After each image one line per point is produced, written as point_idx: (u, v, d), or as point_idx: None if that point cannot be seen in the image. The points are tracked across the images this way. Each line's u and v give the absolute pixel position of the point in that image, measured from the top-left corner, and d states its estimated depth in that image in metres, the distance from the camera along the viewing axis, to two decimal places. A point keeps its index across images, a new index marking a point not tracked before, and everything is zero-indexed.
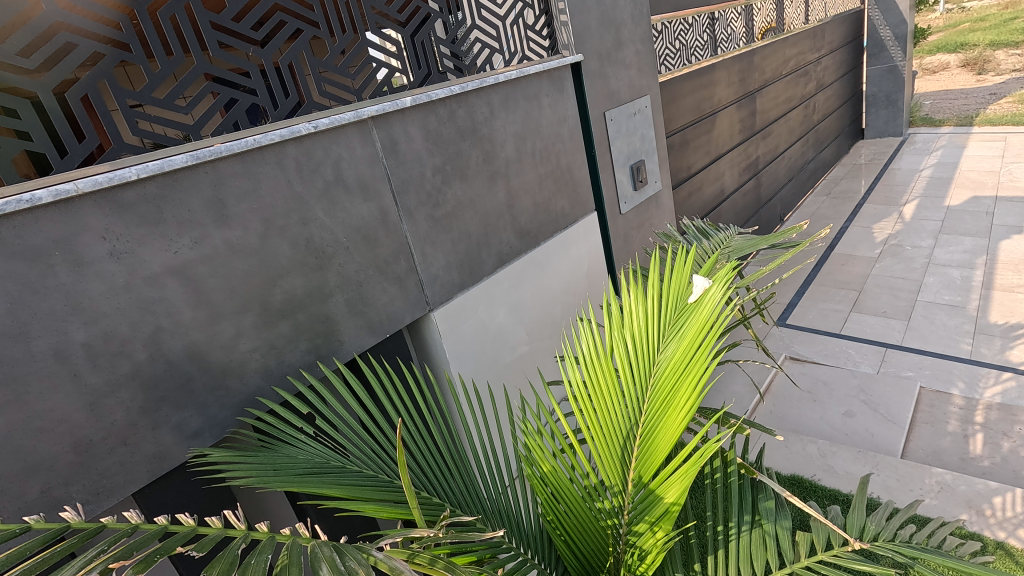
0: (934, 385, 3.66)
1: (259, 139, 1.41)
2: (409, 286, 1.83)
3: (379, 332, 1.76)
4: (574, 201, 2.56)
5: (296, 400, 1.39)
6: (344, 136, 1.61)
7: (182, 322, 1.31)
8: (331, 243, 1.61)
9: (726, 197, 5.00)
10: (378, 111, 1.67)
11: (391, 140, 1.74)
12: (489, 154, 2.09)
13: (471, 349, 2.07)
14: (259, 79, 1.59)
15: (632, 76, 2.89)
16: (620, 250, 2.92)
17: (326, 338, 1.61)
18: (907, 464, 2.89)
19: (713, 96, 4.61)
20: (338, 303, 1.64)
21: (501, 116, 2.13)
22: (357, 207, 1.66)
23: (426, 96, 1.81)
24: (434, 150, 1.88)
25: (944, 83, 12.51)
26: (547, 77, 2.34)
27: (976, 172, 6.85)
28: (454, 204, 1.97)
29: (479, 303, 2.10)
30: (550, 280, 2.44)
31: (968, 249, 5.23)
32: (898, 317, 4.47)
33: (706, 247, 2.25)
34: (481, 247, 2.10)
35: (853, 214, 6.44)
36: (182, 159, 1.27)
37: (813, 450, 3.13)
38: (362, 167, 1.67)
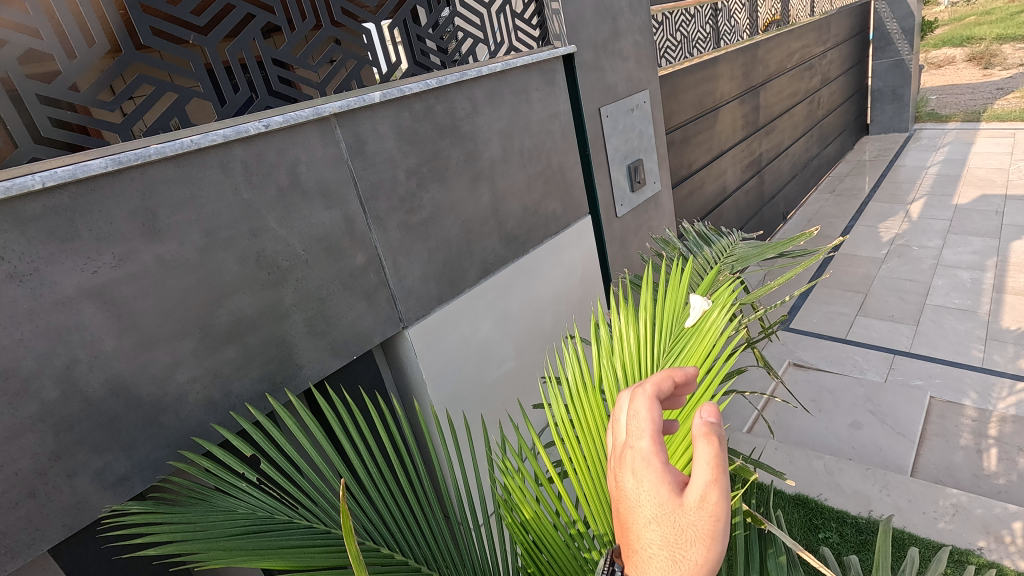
0: (945, 395, 3.49)
1: (197, 140, 1.22)
2: (379, 302, 1.66)
3: (344, 354, 1.58)
4: (567, 204, 2.37)
5: (239, 441, 1.24)
6: (302, 134, 1.43)
7: (103, 352, 1.14)
8: (287, 256, 1.43)
9: (728, 196, 4.81)
10: (342, 107, 1.49)
11: (358, 139, 1.56)
12: (472, 153, 1.90)
13: (451, 368, 1.89)
14: (200, 71, 1.38)
15: (630, 68, 2.70)
16: (616, 254, 2.75)
17: (282, 363, 1.44)
18: (920, 484, 2.72)
19: (715, 90, 4.42)
20: (296, 323, 1.46)
21: (486, 112, 1.94)
22: (317, 214, 1.48)
23: (399, 91, 1.62)
24: (408, 150, 1.70)
25: (949, 78, 12.31)
26: (537, 70, 2.14)
27: (985, 169, 6.66)
28: (432, 208, 1.79)
29: (460, 317, 1.92)
30: (540, 289, 2.26)
31: (978, 250, 5.05)
32: (907, 321, 4.30)
33: (707, 255, 2.06)
34: (463, 255, 1.91)
35: (859, 213, 6.26)
36: (99, 164, 1.09)
37: (818, 466, 2.95)
38: (324, 170, 1.48)
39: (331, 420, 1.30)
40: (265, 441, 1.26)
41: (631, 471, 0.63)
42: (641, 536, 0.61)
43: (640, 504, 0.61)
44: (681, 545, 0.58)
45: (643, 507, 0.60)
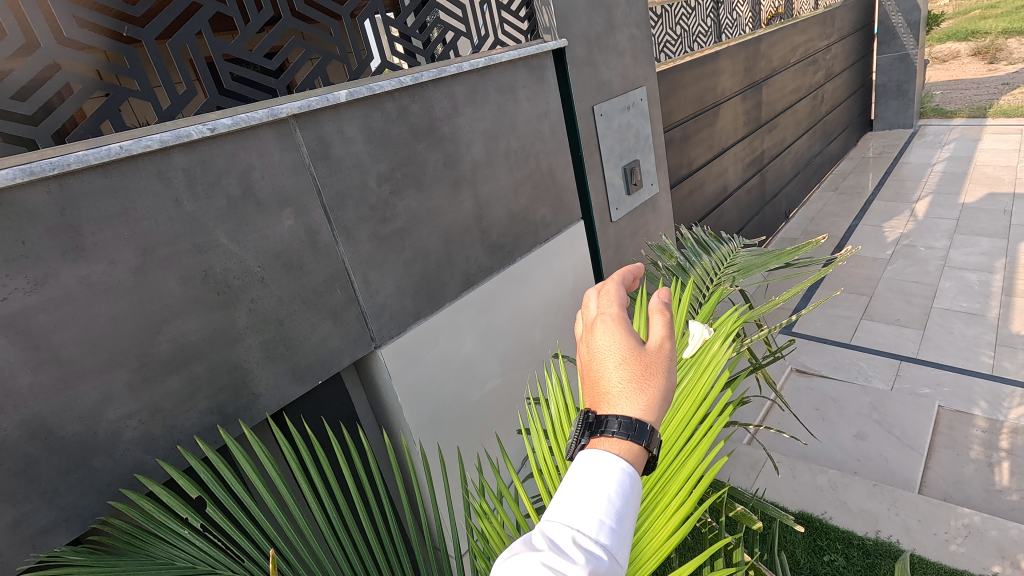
0: (953, 405, 3.35)
1: (127, 146, 1.08)
2: (347, 321, 1.52)
3: (307, 379, 1.44)
4: (557, 209, 2.23)
5: (184, 480, 1.09)
6: (256, 138, 1.28)
7: (18, 389, 0.99)
8: (240, 274, 1.28)
9: (729, 195, 4.66)
10: (302, 107, 1.34)
11: (322, 144, 1.41)
12: (452, 157, 1.75)
13: (429, 389, 1.75)
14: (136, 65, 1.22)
15: (626, 64, 2.55)
16: (610, 261, 2.60)
17: (234, 392, 1.30)
18: (931, 503, 2.58)
19: (716, 86, 4.26)
20: (250, 348, 1.32)
21: (467, 111, 1.79)
22: (274, 227, 1.34)
23: (368, 89, 1.48)
24: (379, 154, 1.55)
25: (954, 72, 12.11)
26: (525, 66, 1.99)
27: (992, 167, 6.50)
28: (406, 217, 1.64)
29: (440, 334, 1.77)
30: (530, 300, 2.12)
31: (986, 251, 4.89)
32: (913, 326, 4.15)
33: (707, 265, 1.91)
34: (442, 267, 1.77)
35: (863, 211, 6.09)
36: (6, 175, 0.95)
37: (823, 482, 2.81)
38: (281, 178, 1.34)
39: (292, 455, 1.16)
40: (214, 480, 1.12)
41: (596, 331, 0.77)
42: (602, 378, 0.74)
43: (605, 351, 0.75)
44: (638, 377, 0.72)
45: (607, 353, 0.74)
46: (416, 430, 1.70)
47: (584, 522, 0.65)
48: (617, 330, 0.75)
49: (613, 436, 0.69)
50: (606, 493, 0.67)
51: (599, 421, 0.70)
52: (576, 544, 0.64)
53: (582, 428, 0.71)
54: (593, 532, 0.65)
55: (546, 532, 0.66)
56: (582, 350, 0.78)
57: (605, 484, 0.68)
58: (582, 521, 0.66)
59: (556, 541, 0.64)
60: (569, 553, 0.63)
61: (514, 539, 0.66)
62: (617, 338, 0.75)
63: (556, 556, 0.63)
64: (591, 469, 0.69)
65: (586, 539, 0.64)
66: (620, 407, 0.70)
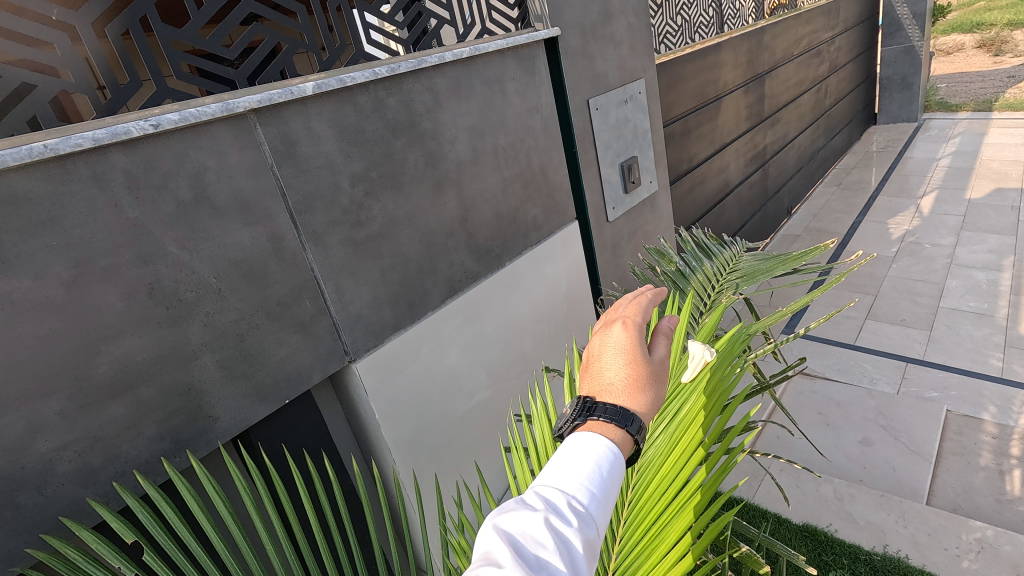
0: (962, 409, 3.14)
1: (53, 145, 0.95)
2: (317, 334, 1.39)
3: (273, 399, 1.33)
4: (550, 209, 2.10)
5: (117, 523, 0.97)
6: (209, 136, 1.16)
7: None
8: (193, 286, 1.16)
9: (730, 191, 4.53)
10: (262, 101, 1.22)
11: (287, 141, 1.29)
12: (434, 154, 1.63)
13: (410, 406, 1.62)
14: (69, 54, 1.09)
15: (623, 55, 2.41)
16: (607, 263, 2.48)
17: (189, 416, 1.18)
18: (940, 515, 2.46)
19: (718, 79, 4.12)
20: (206, 367, 1.20)
21: (451, 105, 1.66)
22: (232, 234, 1.21)
23: (338, 80, 1.35)
24: (352, 152, 1.42)
25: (959, 65, 11.92)
26: (514, 56, 1.86)
27: (999, 162, 6.35)
28: (383, 220, 1.52)
29: (421, 345, 1.65)
30: (519, 307, 1.99)
31: (994, 248, 4.70)
32: (919, 326, 3.96)
33: (708, 270, 1.79)
34: (424, 273, 1.65)
35: (867, 207, 5.94)
36: None
37: (828, 492, 2.67)
38: (240, 179, 1.21)
39: (245, 490, 1.04)
40: (154, 521, 1.00)
41: (609, 332, 0.90)
42: (603, 371, 0.86)
43: (612, 348, 0.87)
44: (633, 376, 0.83)
45: (614, 350, 0.87)
46: (395, 450, 1.58)
47: (578, 488, 0.71)
48: (627, 333, 0.88)
49: (603, 419, 0.78)
50: (595, 466, 0.73)
51: (590, 407, 0.80)
52: (572, 507, 0.69)
53: (576, 408, 0.81)
54: (586, 499, 0.70)
55: (544, 492, 0.70)
56: (592, 348, 0.91)
57: (596, 457, 0.74)
58: (576, 488, 0.71)
59: (554, 501, 0.69)
60: (564, 514, 0.68)
61: (509, 498, 0.70)
62: (625, 340, 0.88)
63: (554, 513, 0.67)
64: (588, 443, 0.75)
65: (580, 504, 0.69)
66: (613, 397, 0.81)
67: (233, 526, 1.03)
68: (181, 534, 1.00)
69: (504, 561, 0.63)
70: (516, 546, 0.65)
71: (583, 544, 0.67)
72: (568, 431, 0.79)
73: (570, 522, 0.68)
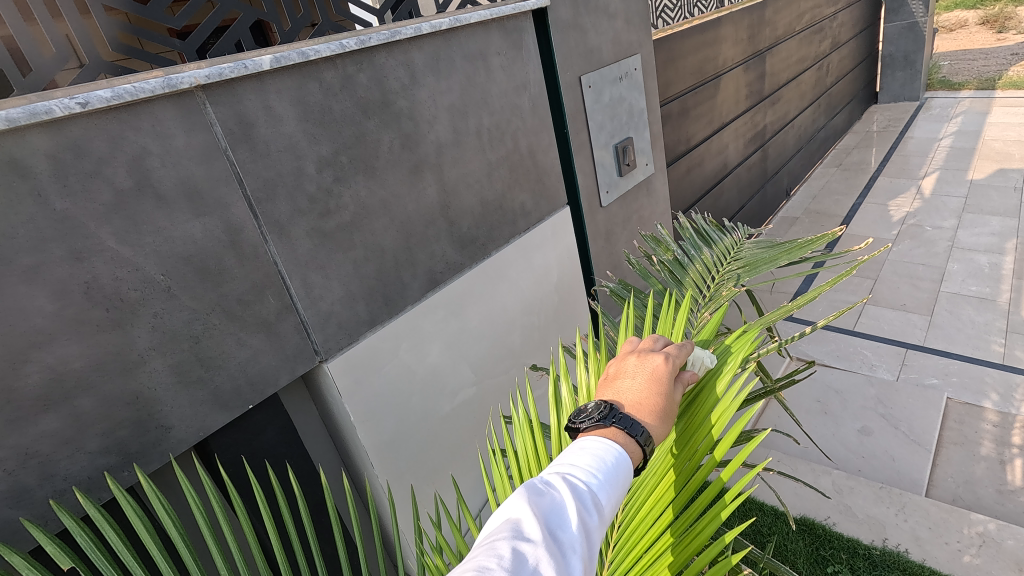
0: (963, 397, 2.98)
1: None
2: (283, 334, 1.29)
3: (234, 407, 1.22)
4: (539, 194, 1.98)
5: (54, 546, 0.84)
6: (150, 116, 1.03)
7: None
8: (136, 285, 1.04)
9: (728, 172, 4.39)
10: (211, 76, 1.09)
11: (243, 122, 1.16)
12: (411, 137, 1.50)
13: (389, 406, 1.53)
14: None
15: (618, 28, 2.27)
16: (600, 251, 2.38)
17: (138, 428, 1.07)
18: (941, 508, 2.29)
19: (718, 56, 3.96)
20: (156, 374, 1.08)
21: (429, 82, 1.53)
22: (181, 226, 1.09)
23: (299, 53, 1.21)
24: (318, 135, 1.30)
25: (960, 42, 11.68)
26: (499, 28, 1.72)
27: (1001, 142, 6.21)
28: (355, 209, 1.40)
29: (400, 342, 1.55)
30: (506, 300, 1.89)
31: (996, 231, 4.56)
32: (920, 311, 3.77)
33: (707, 259, 1.68)
34: (402, 266, 1.54)
35: (867, 189, 5.80)
36: None
37: (826, 485, 2.48)
38: (189, 165, 1.09)
39: (199, 506, 0.93)
40: (96, 544, 0.88)
41: (644, 355, 0.92)
42: (629, 385, 0.88)
43: (644, 369, 0.89)
44: (654, 399, 0.85)
45: (645, 369, 0.89)
46: (373, 454, 1.49)
47: (601, 485, 0.75)
48: (663, 360, 0.89)
49: (620, 430, 0.81)
50: (613, 464, 0.78)
51: (610, 412, 0.83)
52: (596, 501, 0.73)
53: (599, 410, 0.84)
54: (606, 498, 0.74)
55: (573, 481, 0.74)
56: (625, 363, 0.93)
57: (615, 459, 0.78)
58: (600, 484, 0.75)
59: (581, 491, 0.73)
60: (586, 507, 0.72)
61: (539, 479, 0.73)
62: (658, 363, 0.89)
63: (580, 504, 0.71)
64: (611, 448, 0.79)
65: (602, 502, 0.73)
66: (632, 410, 0.84)
67: (187, 548, 0.92)
68: (126, 559, 0.89)
69: (534, 533, 0.67)
70: (544, 522, 0.68)
71: (597, 539, 0.71)
72: (585, 427, 0.83)
73: (591, 516, 0.72)
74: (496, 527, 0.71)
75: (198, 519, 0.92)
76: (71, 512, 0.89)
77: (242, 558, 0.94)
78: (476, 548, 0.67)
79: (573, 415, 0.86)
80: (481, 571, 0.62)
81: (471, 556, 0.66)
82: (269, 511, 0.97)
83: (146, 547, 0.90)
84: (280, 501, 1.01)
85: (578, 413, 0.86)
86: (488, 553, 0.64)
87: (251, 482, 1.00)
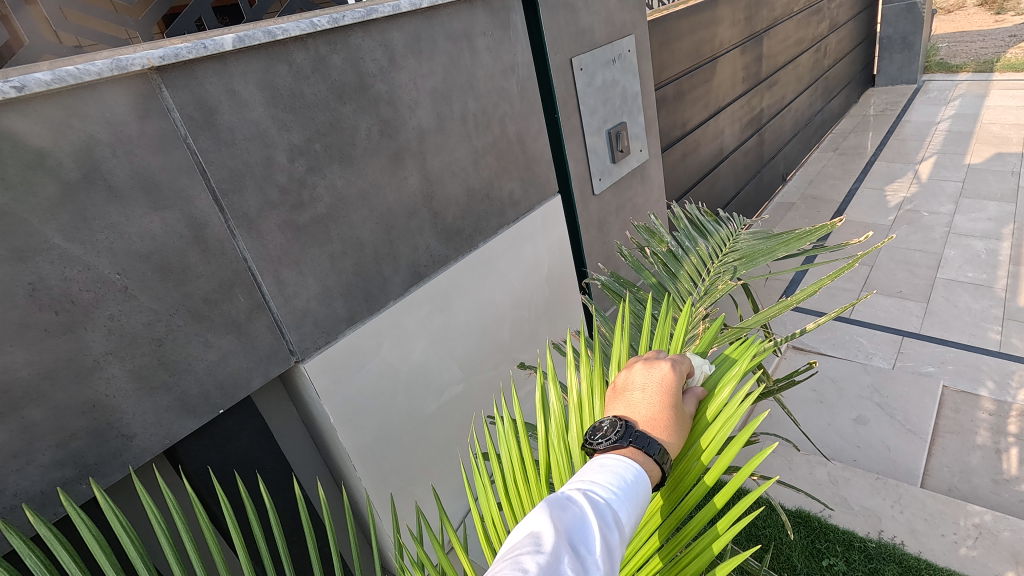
0: (959, 385, 2.94)
1: None
2: (254, 335, 1.21)
3: (203, 412, 1.14)
4: (528, 182, 1.90)
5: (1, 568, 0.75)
6: (98, 101, 0.95)
7: None
8: (89, 285, 0.96)
9: (724, 158, 4.31)
10: (166, 57, 1.00)
11: (204, 108, 1.08)
12: (391, 122, 1.42)
13: (371, 407, 1.46)
14: None
15: (610, 7, 2.17)
16: (592, 240, 2.31)
17: (95, 438, 0.99)
18: (937, 499, 2.23)
19: (714, 37, 3.85)
20: (114, 380, 1.00)
21: (409, 64, 1.44)
22: (138, 221, 1.01)
23: (264, 32, 1.12)
24: (288, 121, 1.21)
25: (958, 24, 11.54)
26: (484, 7, 1.63)
27: (999, 125, 6.13)
28: (331, 200, 1.32)
29: (382, 340, 1.48)
30: (496, 293, 1.83)
31: (993, 216, 4.51)
32: (916, 298, 3.72)
33: (703, 250, 1.61)
34: (382, 259, 1.46)
35: (863, 173, 5.73)
36: None
37: (822, 476, 2.42)
38: (145, 154, 1.01)
39: (161, 522, 0.84)
40: (46, 568, 0.77)
41: (650, 364, 0.90)
42: (640, 398, 0.85)
43: (652, 379, 0.86)
44: (665, 413, 0.81)
45: (655, 381, 0.86)
46: (355, 457, 1.43)
47: (623, 502, 0.71)
48: (669, 369, 0.87)
49: (639, 449, 0.77)
50: (633, 479, 0.73)
51: (626, 430, 0.79)
52: (618, 518, 0.69)
53: (615, 428, 0.80)
54: (627, 516, 0.70)
55: (594, 497, 0.70)
56: (632, 372, 0.90)
57: (633, 476, 0.74)
58: (621, 501, 0.71)
59: (602, 508, 0.69)
60: (608, 524, 0.68)
61: (560, 495, 0.70)
62: (665, 373, 0.87)
63: (602, 521, 0.67)
64: (630, 465, 0.75)
65: (623, 519, 0.69)
66: (647, 426, 0.80)
67: (149, 569, 0.82)
68: None
69: (556, 550, 0.64)
70: (566, 539, 0.65)
71: (618, 559, 0.67)
72: (601, 447, 0.79)
73: (613, 533, 0.68)
74: (518, 542, 0.68)
75: (161, 536, 0.83)
76: (16, 532, 0.78)
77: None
78: (498, 563, 0.65)
79: (588, 434, 0.81)
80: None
81: (492, 571, 0.63)
82: (235, 522, 0.89)
83: (101, 570, 0.79)
84: (249, 512, 0.93)
85: (592, 431, 0.82)
86: (511, 568, 0.62)
87: (217, 491, 0.92)
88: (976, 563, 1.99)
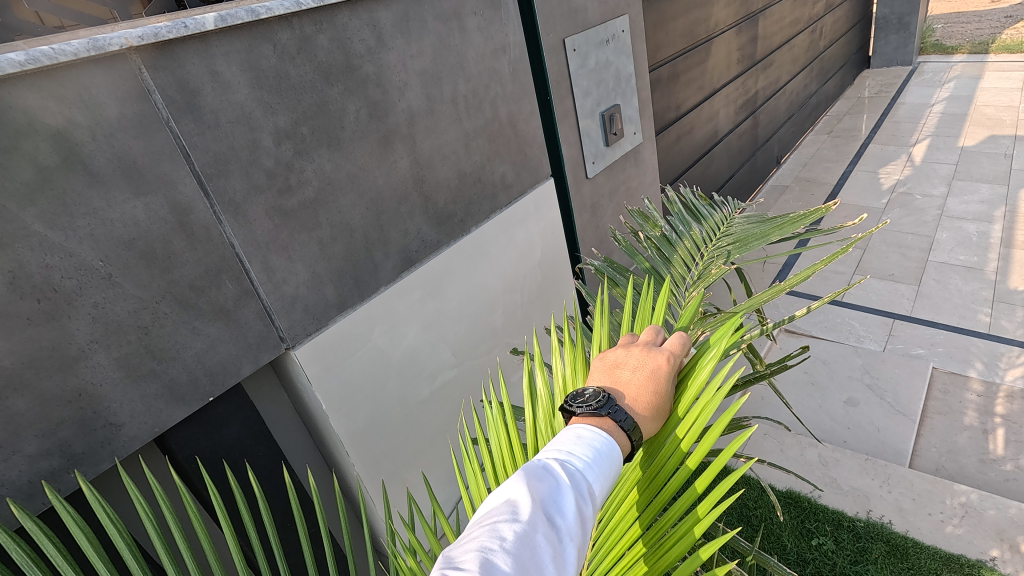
0: (948, 366, 2.97)
1: None
2: (242, 322, 1.20)
3: (191, 400, 1.13)
4: (520, 165, 1.88)
5: None
6: (75, 82, 0.92)
7: None
8: (73, 272, 0.94)
9: (719, 141, 4.29)
10: (145, 36, 0.97)
11: (186, 90, 1.05)
12: (380, 105, 1.39)
13: (364, 393, 1.46)
14: None
15: None
16: (584, 223, 2.30)
17: (81, 427, 0.98)
18: (925, 479, 2.26)
19: (710, 17, 3.80)
20: (99, 368, 0.99)
21: (398, 45, 1.41)
22: (120, 206, 0.98)
23: (246, 11, 1.09)
24: (273, 104, 1.18)
25: (956, 4, 11.43)
26: None
27: (993, 107, 6.11)
28: (319, 184, 1.30)
29: (374, 326, 1.47)
30: (487, 277, 1.81)
31: (985, 199, 4.51)
32: (908, 281, 3.73)
33: (696, 234, 1.60)
34: (372, 246, 1.45)
35: (857, 156, 5.71)
36: None
37: (812, 457, 2.44)
38: (126, 137, 0.98)
39: (149, 511, 0.83)
40: (32, 561, 0.76)
41: (649, 350, 0.90)
42: (629, 378, 0.85)
43: (643, 364, 0.87)
44: (647, 396, 0.82)
45: (646, 367, 0.86)
46: (347, 444, 1.42)
47: (597, 474, 0.71)
48: (665, 359, 0.87)
49: (617, 425, 0.77)
50: (606, 449, 0.74)
51: (607, 401, 0.79)
52: (591, 488, 0.70)
53: (596, 397, 0.80)
54: (600, 487, 0.71)
55: (570, 467, 0.71)
56: (628, 354, 0.90)
57: (608, 450, 0.74)
58: (594, 472, 0.72)
59: (577, 478, 0.69)
60: (581, 495, 0.68)
61: (536, 466, 0.70)
62: (662, 362, 0.86)
63: (577, 491, 0.68)
64: (603, 438, 0.75)
65: (596, 490, 0.70)
66: (630, 404, 0.81)
67: (138, 559, 0.82)
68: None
69: (533, 519, 0.64)
70: (542, 507, 0.65)
71: (591, 527, 0.68)
72: (580, 412, 0.79)
73: (586, 503, 0.68)
74: (494, 508, 0.68)
75: (148, 526, 0.82)
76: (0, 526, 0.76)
77: (194, 563, 0.85)
78: (475, 528, 0.65)
79: (569, 398, 0.82)
80: (482, 553, 0.59)
81: (470, 537, 0.63)
82: (224, 509, 0.89)
83: (90, 562, 0.78)
84: (237, 500, 0.92)
85: (574, 396, 0.83)
86: (489, 535, 0.62)
87: (205, 479, 0.91)
88: (962, 541, 2.02)
